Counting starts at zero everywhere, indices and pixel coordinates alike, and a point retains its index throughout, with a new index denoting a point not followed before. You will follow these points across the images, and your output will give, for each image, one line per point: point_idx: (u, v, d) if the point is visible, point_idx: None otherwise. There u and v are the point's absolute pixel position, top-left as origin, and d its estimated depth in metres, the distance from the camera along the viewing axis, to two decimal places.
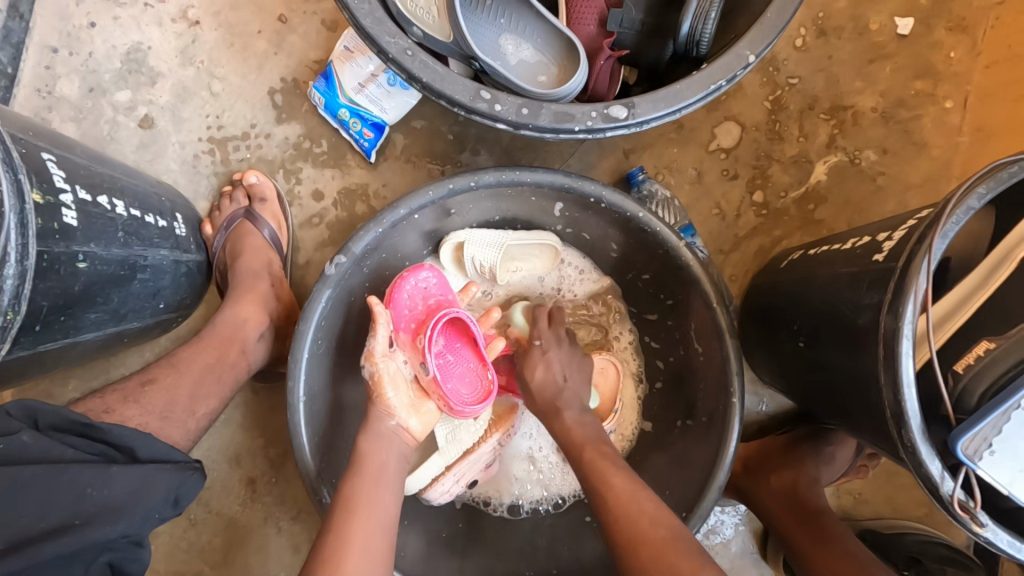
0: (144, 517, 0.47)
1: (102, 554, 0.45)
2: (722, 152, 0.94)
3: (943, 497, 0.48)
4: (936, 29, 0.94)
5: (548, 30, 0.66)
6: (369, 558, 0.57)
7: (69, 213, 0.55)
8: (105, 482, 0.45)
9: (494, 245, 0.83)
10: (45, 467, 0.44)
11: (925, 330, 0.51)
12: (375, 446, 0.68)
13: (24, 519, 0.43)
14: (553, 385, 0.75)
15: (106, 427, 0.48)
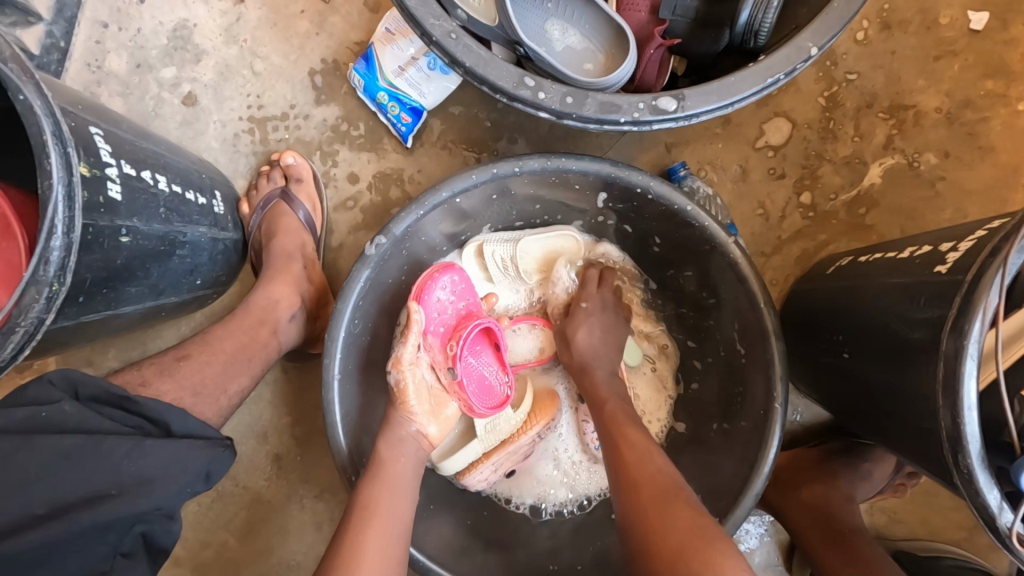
0: (176, 492, 0.47)
1: (135, 527, 0.45)
2: (770, 150, 0.90)
3: (999, 529, 0.46)
4: (1011, 25, 0.88)
5: (596, 16, 0.64)
6: (382, 567, 0.56)
7: (114, 186, 0.56)
8: (141, 453, 0.46)
9: (510, 238, 0.85)
10: (83, 438, 0.45)
11: (991, 348, 0.48)
12: (395, 449, 0.68)
13: (63, 487, 0.43)
14: (601, 347, 0.78)
15: (143, 400, 0.49)
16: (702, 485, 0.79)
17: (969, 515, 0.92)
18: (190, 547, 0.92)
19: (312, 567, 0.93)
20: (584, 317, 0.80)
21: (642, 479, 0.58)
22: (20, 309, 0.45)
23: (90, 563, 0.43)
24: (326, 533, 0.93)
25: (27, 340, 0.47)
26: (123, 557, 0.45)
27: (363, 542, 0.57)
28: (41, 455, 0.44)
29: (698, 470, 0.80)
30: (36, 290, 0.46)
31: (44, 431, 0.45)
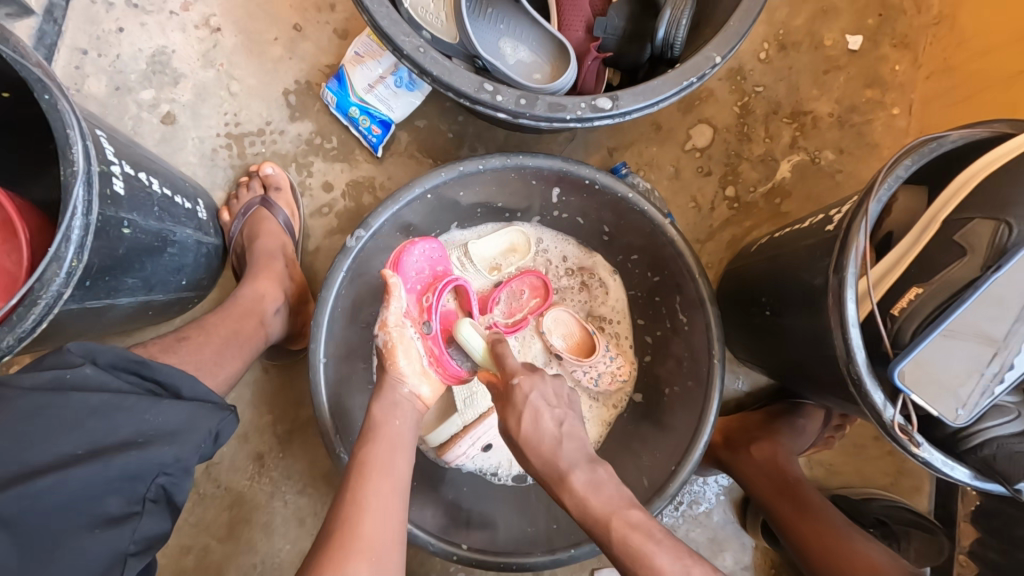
0: (193, 445, 0.54)
1: (159, 476, 0.51)
2: (697, 151, 1.04)
3: (886, 422, 0.57)
4: (882, 45, 1.06)
5: (541, 34, 0.76)
6: (385, 517, 0.60)
7: (117, 182, 0.62)
8: (159, 410, 0.53)
9: (457, 242, 0.98)
10: (110, 395, 0.51)
11: (865, 289, 0.59)
12: (390, 412, 0.72)
13: (96, 437, 0.49)
14: (563, 437, 0.66)
15: (157, 366, 0.56)
16: (657, 443, 0.88)
17: (892, 461, 1.05)
18: (172, 551, 0.94)
19: (296, 562, 0.96)
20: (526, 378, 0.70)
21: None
22: (43, 282, 0.51)
23: (125, 506, 0.49)
24: (309, 525, 0.96)
25: (46, 315, 0.53)
26: (151, 503, 0.51)
27: (364, 496, 0.60)
28: (75, 409, 0.49)
29: (655, 432, 0.89)
30: (57, 266, 0.52)
31: (72, 389, 0.51)
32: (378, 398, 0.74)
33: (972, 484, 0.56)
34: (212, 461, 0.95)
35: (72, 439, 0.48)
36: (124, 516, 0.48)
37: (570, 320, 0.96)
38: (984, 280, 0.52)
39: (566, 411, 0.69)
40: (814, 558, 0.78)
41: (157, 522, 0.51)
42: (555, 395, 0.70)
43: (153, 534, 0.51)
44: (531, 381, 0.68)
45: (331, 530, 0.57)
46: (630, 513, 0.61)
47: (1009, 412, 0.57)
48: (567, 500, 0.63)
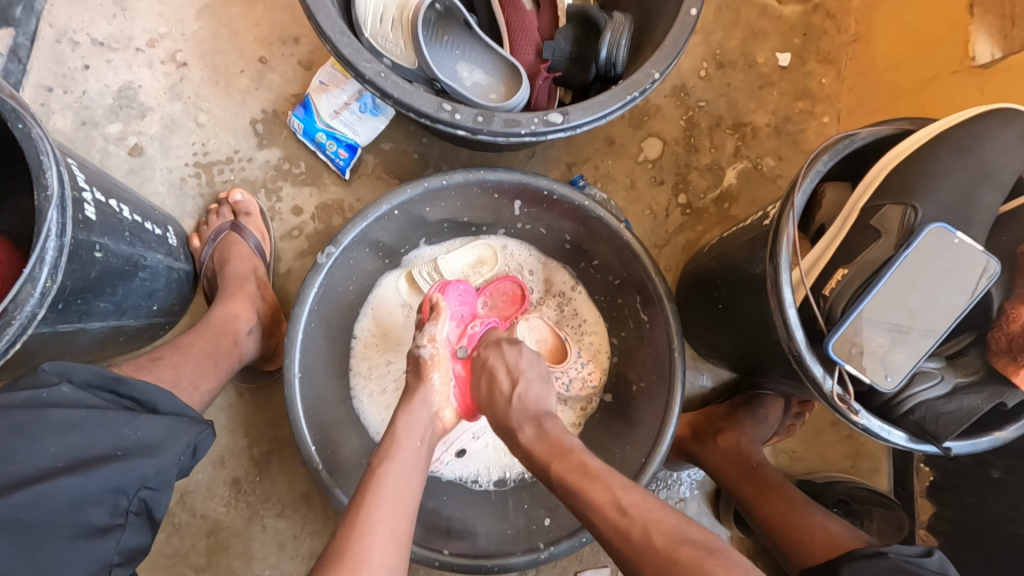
0: (174, 457, 0.55)
1: (141, 490, 0.52)
2: (649, 162, 1.11)
3: (826, 394, 0.62)
4: (808, 61, 1.16)
5: (495, 59, 0.82)
6: (394, 537, 0.58)
7: (89, 208, 0.63)
8: (138, 424, 0.54)
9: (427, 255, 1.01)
10: (87, 411, 0.52)
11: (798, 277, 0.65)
12: (412, 431, 0.70)
13: (77, 450, 0.50)
14: (517, 375, 0.74)
15: (134, 382, 0.58)
16: (628, 438, 0.92)
17: (851, 444, 1.10)
18: None
19: None
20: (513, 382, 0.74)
21: (639, 554, 0.53)
22: (17, 303, 0.52)
23: (109, 517, 0.49)
24: (289, 549, 0.95)
25: (19, 336, 0.53)
26: (133, 516, 0.52)
27: (377, 511, 0.59)
28: (54, 424, 0.50)
29: (627, 428, 0.93)
30: (31, 286, 0.53)
31: (48, 406, 0.51)
32: (404, 412, 0.73)
33: (908, 446, 0.61)
34: (187, 489, 0.94)
35: (53, 453, 0.49)
36: (108, 528, 0.49)
37: (545, 326, 0.99)
38: (896, 258, 0.58)
39: (529, 370, 0.75)
40: (777, 534, 0.82)
41: (138, 534, 0.52)
42: (525, 360, 0.76)
43: (133, 547, 0.52)
44: (511, 357, 0.76)
45: (341, 544, 0.56)
46: (572, 457, 0.63)
47: (933, 376, 0.63)
48: (519, 450, 0.69)
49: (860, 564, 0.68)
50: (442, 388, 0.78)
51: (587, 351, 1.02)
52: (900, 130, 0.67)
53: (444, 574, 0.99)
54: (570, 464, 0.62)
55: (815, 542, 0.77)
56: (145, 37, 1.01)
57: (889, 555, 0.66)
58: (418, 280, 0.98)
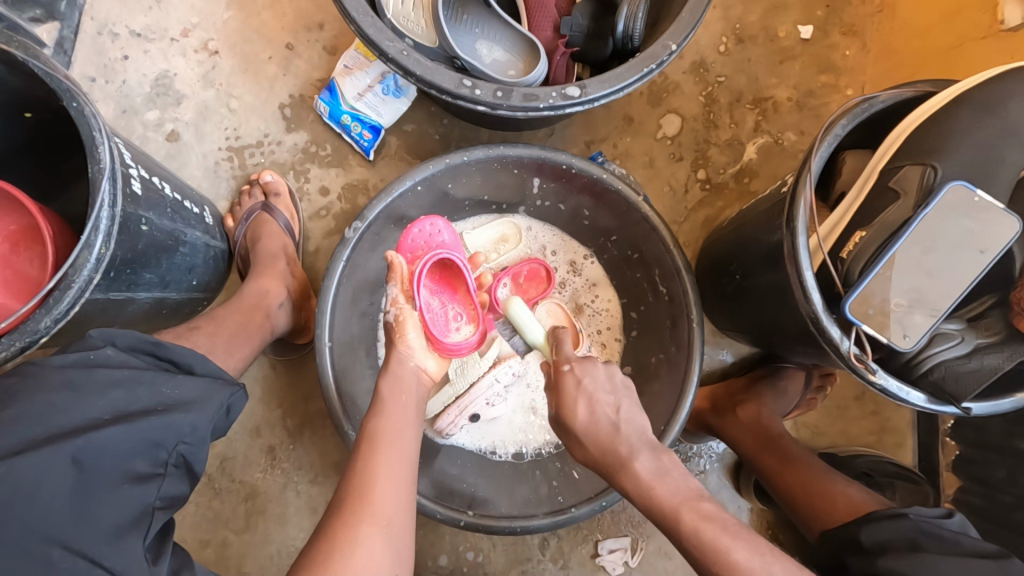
0: (207, 414, 0.60)
1: (179, 445, 0.56)
2: (668, 139, 1.12)
3: (843, 354, 0.62)
4: (832, 33, 1.14)
5: (514, 36, 0.84)
6: (395, 485, 0.61)
7: (136, 184, 0.68)
8: (174, 384, 0.60)
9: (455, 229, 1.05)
10: (129, 371, 0.58)
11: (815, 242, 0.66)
12: (396, 386, 0.73)
13: (121, 404, 0.55)
14: (608, 420, 0.64)
15: (170, 346, 0.63)
16: (647, 408, 0.93)
17: (874, 419, 1.10)
18: (190, 546, 0.98)
19: None
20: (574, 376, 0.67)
21: None
22: (75, 268, 0.57)
23: (150, 466, 0.54)
24: (322, 514, 1.00)
25: (78, 298, 0.58)
26: (172, 467, 0.56)
27: (377, 465, 0.62)
28: (101, 381, 0.55)
29: (646, 399, 0.95)
30: (88, 253, 0.58)
31: (95, 365, 0.57)
32: (387, 372, 0.75)
33: (926, 407, 0.61)
34: (226, 457, 1.00)
35: (100, 406, 0.54)
36: (149, 475, 0.54)
37: (562, 314, 1.00)
38: (914, 219, 0.58)
39: (623, 396, 0.67)
40: (797, 500, 0.83)
41: (178, 484, 0.57)
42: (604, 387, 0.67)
43: (173, 495, 0.57)
44: (591, 387, 0.66)
45: (347, 495, 0.59)
46: (702, 504, 0.58)
47: (952, 338, 0.63)
48: (627, 484, 0.61)
49: (879, 528, 0.68)
50: (418, 342, 0.80)
51: (596, 347, 1.05)
52: (922, 92, 0.66)
53: (469, 540, 1.03)
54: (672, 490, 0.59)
55: (834, 508, 0.78)
56: (179, 28, 1.05)
57: (909, 517, 0.67)
58: None
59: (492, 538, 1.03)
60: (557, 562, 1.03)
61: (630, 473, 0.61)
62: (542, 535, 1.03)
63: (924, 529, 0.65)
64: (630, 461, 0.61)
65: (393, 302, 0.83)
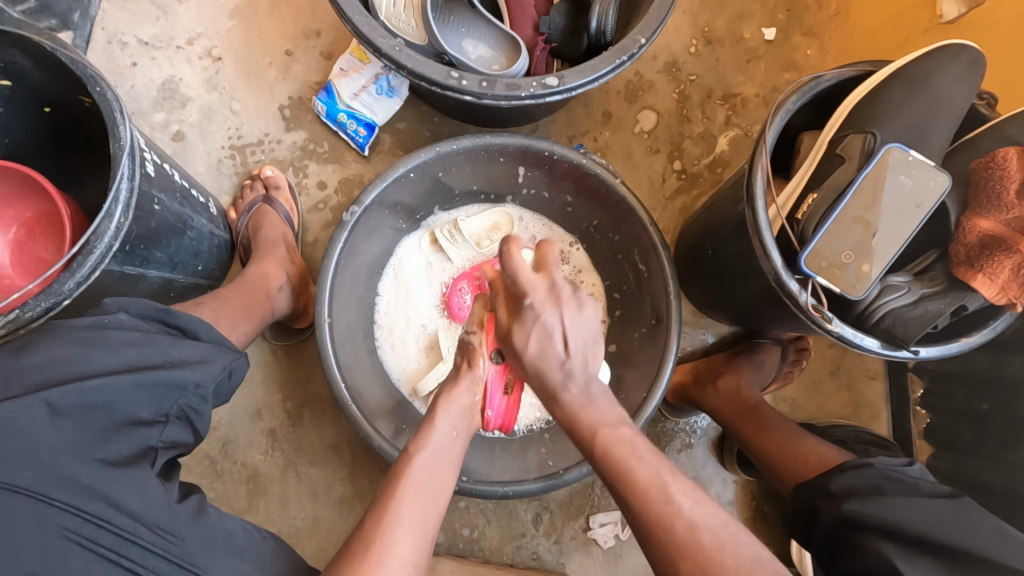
0: (211, 374, 0.62)
1: (182, 399, 0.59)
2: (645, 133, 1.19)
3: (802, 306, 0.68)
4: (793, 35, 1.23)
5: (496, 34, 0.91)
6: (420, 527, 0.60)
7: (149, 166, 0.74)
8: (180, 346, 0.62)
9: (449, 216, 1.10)
10: (139, 333, 0.59)
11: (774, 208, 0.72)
12: (449, 423, 0.68)
13: (132, 360, 0.57)
14: (570, 360, 0.61)
15: (179, 314, 0.64)
16: (632, 381, 0.98)
17: (849, 393, 1.15)
18: None
19: (310, 529, 1.02)
20: (531, 321, 0.61)
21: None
22: (98, 235, 0.63)
23: (153, 414, 0.56)
24: (320, 494, 1.03)
25: (98, 264, 0.64)
26: (173, 418, 0.59)
27: (405, 501, 0.61)
28: (114, 341, 0.57)
29: (630, 373, 1.00)
30: (108, 222, 0.63)
31: (109, 328, 0.58)
32: (446, 396, 0.70)
33: (882, 353, 0.67)
34: (228, 440, 1.03)
35: (115, 359, 0.55)
36: (152, 421, 0.56)
37: None
38: (857, 178, 0.65)
39: (579, 325, 0.61)
40: (774, 462, 0.84)
41: (180, 433, 0.59)
42: (573, 328, 0.61)
43: (174, 441, 0.59)
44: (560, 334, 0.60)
45: (369, 534, 0.57)
46: (619, 429, 0.62)
47: (900, 288, 0.69)
48: (558, 411, 0.64)
49: (847, 475, 0.71)
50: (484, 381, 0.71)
51: None
52: (863, 71, 0.74)
53: (464, 517, 1.06)
54: (618, 436, 0.61)
55: (806, 464, 0.80)
56: (184, 36, 1.12)
57: (875, 465, 0.70)
58: (441, 240, 1.08)
59: (486, 515, 1.06)
60: (550, 537, 1.07)
61: (560, 405, 0.63)
62: (534, 510, 1.07)
63: (887, 475, 0.68)
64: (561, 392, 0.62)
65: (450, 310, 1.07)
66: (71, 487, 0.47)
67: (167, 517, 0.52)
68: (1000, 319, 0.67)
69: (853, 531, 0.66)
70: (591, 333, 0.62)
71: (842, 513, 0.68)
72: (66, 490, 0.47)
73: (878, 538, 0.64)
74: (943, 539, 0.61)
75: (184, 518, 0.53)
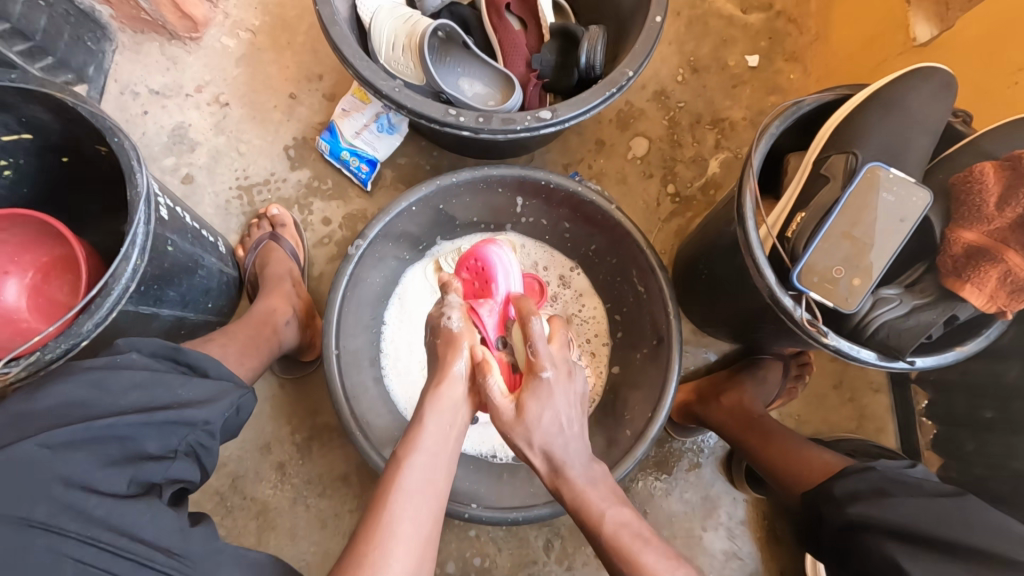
0: (219, 412, 0.64)
1: (189, 435, 0.60)
2: (638, 158, 1.23)
3: (798, 321, 0.70)
4: (776, 60, 1.28)
5: (490, 71, 0.96)
6: (415, 530, 0.61)
7: (163, 209, 0.77)
8: (188, 385, 0.63)
9: (451, 245, 1.13)
10: (151, 373, 0.61)
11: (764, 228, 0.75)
12: (438, 420, 0.68)
13: (142, 401, 0.58)
14: (557, 453, 0.68)
15: (189, 351, 0.67)
16: (636, 401, 1.00)
17: (854, 406, 1.15)
18: None
19: (320, 563, 1.02)
20: (542, 386, 0.67)
21: None
22: (116, 276, 0.66)
23: (161, 450, 0.57)
24: (330, 527, 1.03)
25: (116, 304, 0.67)
26: (182, 454, 0.60)
27: (398, 513, 0.61)
28: (124, 382, 0.59)
29: (634, 393, 1.01)
30: (125, 264, 0.66)
31: (122, 368, 0.60)
32: (427, 399, 0.69)
33: (879, 364, 0.69)
34: (237, 475, 1.04)
35: (123, 401, 0.57)
36: (161, 458, 0.57)
37: None
38: (842, 196, 0.68)
39: (575, 421, 0.69)
40: (778, 472, 0.85)
41: (187, 469, 0.60)
42: (569, 407, 0.68)
43: (184, 477, 0.60)
44: (538, 424, 0.67)
45: (361, 549, 0.58)
46: (617, 516, 0.67)
47: (892, 300, 0.70)
48: (565, 490, 0.68)
49: (849, 480, 0.72)
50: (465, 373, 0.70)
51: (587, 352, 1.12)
52: (841, 95, 0.77)
53: (475, 546, 1.05)
54: (622, 518, 0.67)
55: (810, 474, 0.80)
56: (193, 84, 1.18)
57: (877, 467, 0.71)
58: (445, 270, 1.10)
59: (497, 542, 1.06)
60: (561, 563, 1.06)
61: (567, 482, 0.68)
62: (545, 536, 1.06)
63: (890, 477, 0.69)
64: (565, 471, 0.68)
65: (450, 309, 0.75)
66: (80, 520, 0.48)
67: (175, 546, 0.51)
68: (993, 328, 0.68)
69: (858, 534, 0.67)
70: (579, 401, 0.70)
71: (846, 517, 0.69)
72: (80, 521, 0.48)
73: (883, 538, 0.65)
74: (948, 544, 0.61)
75: (196, 544, 0.53)
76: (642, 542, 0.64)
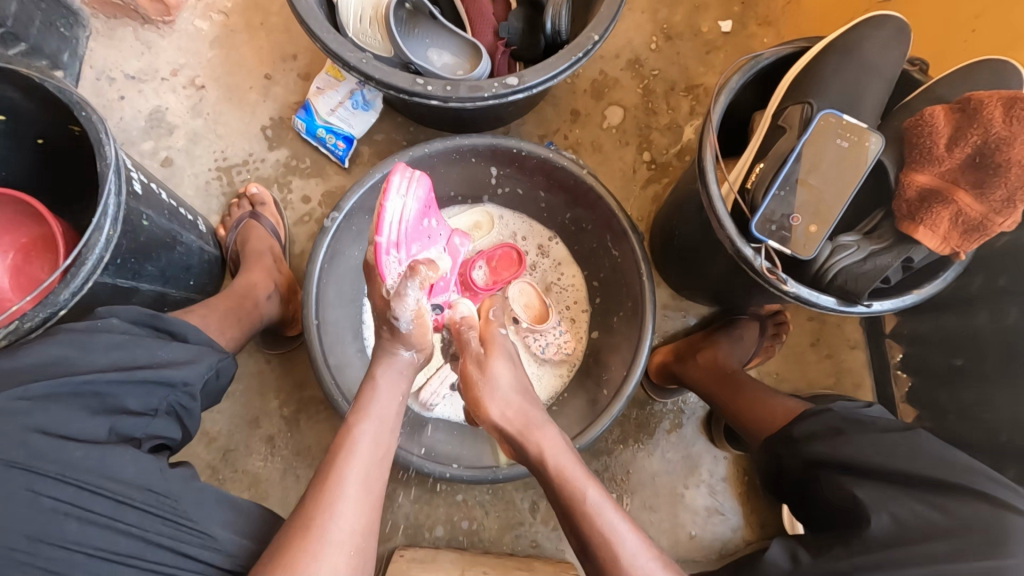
0: (198, 372, 0.66)
1: (170, 394, 0.63)
2: (613, 127, 1.24)
3: (758, 269, 0.70)
4: (749, 25, 1.28)
5: (458, 41, 0.97)
6: (365, 495, 0.63)
7: (136, 184, 0.78)
8: (165, 347, 0.65)
9: None
10: (128, 337, 0.63)
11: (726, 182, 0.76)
12: (392, 384, 0.72)
13: (122, 360, 0.61)
14: (522, 421, 0.74)
15: (166, 317, 0.68)
16: (613, 363, 1.02)
17: (831, 363, 1.17)
18: None
19: None
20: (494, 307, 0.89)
21: None
22: (89, 247, 0.68)
23: (143, 406, 0.60)
24: None
25: (90, 276, 0.69)
26: (162, 412, 0.63)
27: (348, 476, 0.63)
28: (103, 343, 0.61)
29: (610, 355, 1.03)
30: (98, 235, 0.68)
31: (102, 332, 0.62)
32: (378, 358, 0.73)
33: (838, 309, 0.71)
34: (229, 448, 1.06)
35: (103, 360, 0.60)
36: (141, 413, 0.60)
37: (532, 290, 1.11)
38: (798, 146, 0.69)
39: (518, 369, 0.80)
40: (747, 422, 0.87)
41: (168, 426, 0.63)
42: (508, 378, 0.78)
43: (165, 433, 0.63)
44: (495, 404, 0.75)
45: (309, 515, 0.59)
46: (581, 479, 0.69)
47: (850, 247, 0.72)
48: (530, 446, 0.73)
49: (809, 422, 0.75)
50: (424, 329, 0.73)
51: (566, 319, 1.14)
52: (800, 49, 0.78)
53: (462, 509, 1.08)
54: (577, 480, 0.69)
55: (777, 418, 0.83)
56: (168, 68, 1.18)
57: (834, 408, 0.74)
58: None
59: (484, 506, 1.09)
60: (547, 523, 1.09)
61: (533, 439, 0.73)
62: (531, 498, 1.09)
63: (848, 418, 0.72)
64: (528, 431, 0.73)
65: (403, 307, 0.69)
66: (59, 461, 0.52)
67: (154, 486, 0.56)
68: (950, 270, 0.72)
69: (816, 471, 0.71)
70: (517, 381, 0.78)
71: (805, 459, 0.73)
72: (58, 464, 0.52)
73: (836, 474, 0.69)
74: (889, 469, 0.65)
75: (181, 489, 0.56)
76: (616, 513, 0.66)
